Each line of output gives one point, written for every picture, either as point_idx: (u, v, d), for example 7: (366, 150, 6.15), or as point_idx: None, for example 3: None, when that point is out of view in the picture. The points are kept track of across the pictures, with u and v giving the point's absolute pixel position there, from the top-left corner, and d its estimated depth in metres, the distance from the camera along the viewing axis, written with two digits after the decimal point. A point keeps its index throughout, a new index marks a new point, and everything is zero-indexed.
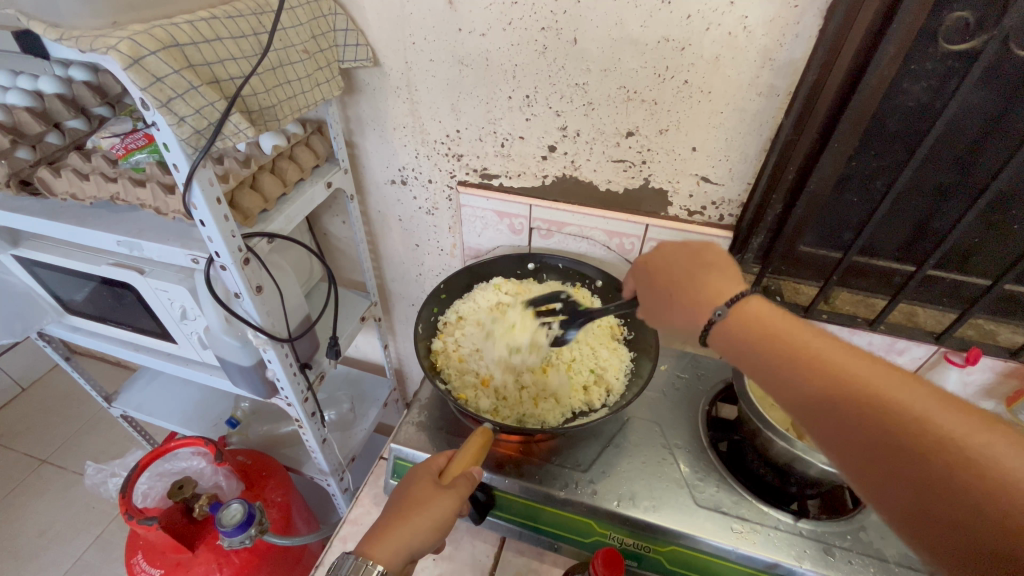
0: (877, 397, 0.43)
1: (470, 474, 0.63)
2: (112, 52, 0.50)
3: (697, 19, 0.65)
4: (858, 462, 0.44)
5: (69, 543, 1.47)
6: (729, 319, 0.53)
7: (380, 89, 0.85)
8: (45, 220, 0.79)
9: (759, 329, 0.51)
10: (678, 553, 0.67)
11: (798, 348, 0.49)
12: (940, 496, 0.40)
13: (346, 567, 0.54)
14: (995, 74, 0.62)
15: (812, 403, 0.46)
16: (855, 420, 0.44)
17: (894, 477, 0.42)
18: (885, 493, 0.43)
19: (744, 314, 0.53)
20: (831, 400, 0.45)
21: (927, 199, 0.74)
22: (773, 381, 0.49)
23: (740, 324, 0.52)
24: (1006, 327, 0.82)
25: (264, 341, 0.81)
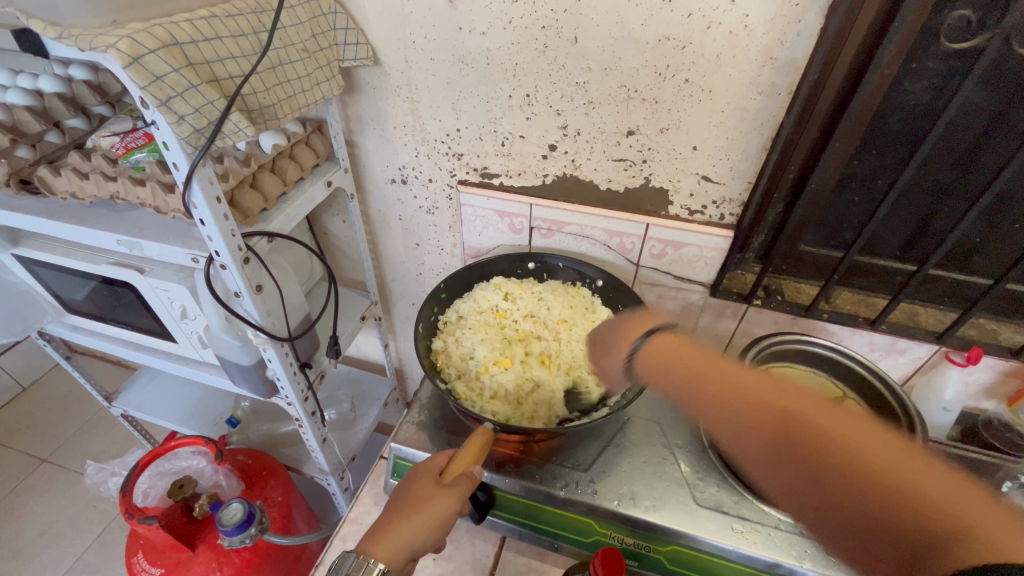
0: (784, 415, 0.54)
1: (470, 473, 0.63)
2: (111, 51, 0.50)
3: (698, 17, 0.64)
4: (781, 474, 0.52)
5: (69, 542, 1.47)
6: (661, 350, 0.66)
7: (380, 88, 0.85)
8: (45, 220, 0.79)
9: (687, 363, 0.63)
10: (678, 553, 0.67)
11: (717, 376, 0.61)
12: (847, 495, 0.48)
13: (346, 566, 0.54)
14: (997, 72, 0.61)
15: (739, 424, 0.56)
16: (773, 438, 0.54)
17: (806, 486, 0.50)
18: (803, 501, 0.50)
19: (667, 352, 0.65)
20: (742, 415, 0.56)
21: (928, 199, 0.73)
22: (705, 404, 0.60)
23: (661, 358, 0.65)
24: (1008, 326, 0.82)
25: (264, 341, 0.80)
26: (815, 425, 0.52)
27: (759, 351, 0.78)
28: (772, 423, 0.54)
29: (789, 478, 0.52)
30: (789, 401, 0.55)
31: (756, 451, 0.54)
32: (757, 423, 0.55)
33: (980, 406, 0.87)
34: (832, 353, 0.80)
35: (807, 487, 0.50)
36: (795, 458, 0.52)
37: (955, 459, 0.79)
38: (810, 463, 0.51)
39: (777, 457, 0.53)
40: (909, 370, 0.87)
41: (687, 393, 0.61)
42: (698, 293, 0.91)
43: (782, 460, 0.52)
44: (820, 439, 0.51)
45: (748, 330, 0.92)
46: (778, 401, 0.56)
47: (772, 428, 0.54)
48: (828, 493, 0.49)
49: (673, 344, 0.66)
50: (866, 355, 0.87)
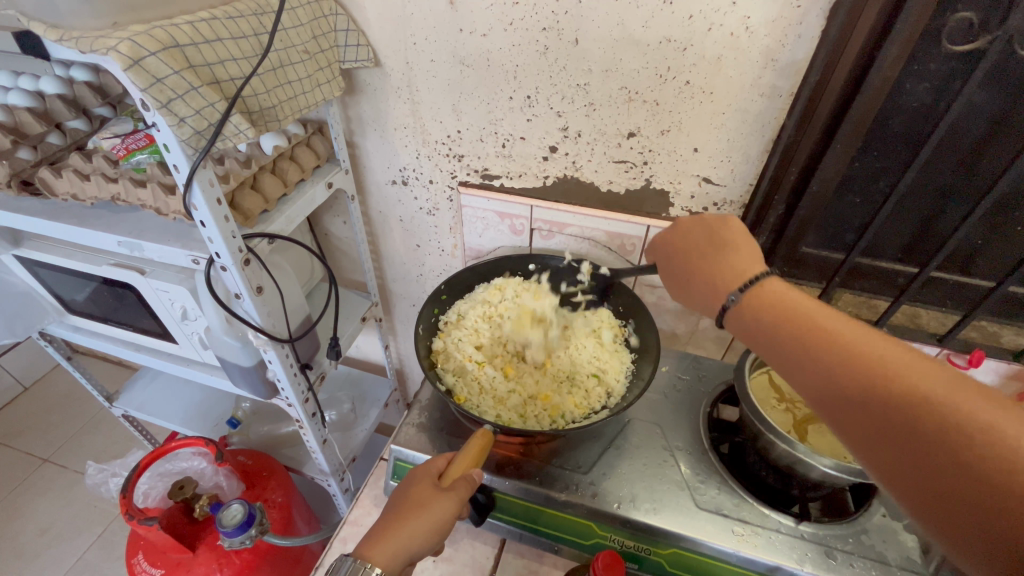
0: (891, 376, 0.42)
1: (470, 476, 0.63)
2: (112, 53, 0.50)
3: (700, 19, 0.64)
4: (876, 448, 0.42)
5: (70, 542, 1.47)
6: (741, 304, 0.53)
7: (381, 89, 0.85)
8: (46, 221, 0.79)
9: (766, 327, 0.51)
10: (678, 556, 0.66)
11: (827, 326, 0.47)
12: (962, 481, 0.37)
13: (344, 570, 0.54)
14: (1000, 74, 0.61)
15: (824, 380, 0.45)
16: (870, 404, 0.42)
17: (914, 463, 0.40)
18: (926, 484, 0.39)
19: (765, 298, 0.52)
20: (847, 372, 0.44)
21: (931, 200, 0.73)
22: (797, 359, 0.47)
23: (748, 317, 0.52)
24: (1010, 329, 0.81)
25: (264, 342, 0.80)
26: (926, 388, 0.40)
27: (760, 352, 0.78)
28: (871, 384, 0.42)
29: (886, 453, 0.41)
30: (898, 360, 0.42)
31: (841, 416, 0.44)
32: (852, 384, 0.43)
33: None
34: None
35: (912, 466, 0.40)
36: (894, 427, 0.41)
37: None
38: (910, 436, 0.40)
39: (878, 428, 0.42)
40: None
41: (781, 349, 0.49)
42: None
43: (885, 434, 0.41)
44: (925, 409, 0.39)
45: None
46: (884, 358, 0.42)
47: (873, 392, 0.42)
48: (935, 475, 0.39)
49: (782, 291, 0.52)
50: None
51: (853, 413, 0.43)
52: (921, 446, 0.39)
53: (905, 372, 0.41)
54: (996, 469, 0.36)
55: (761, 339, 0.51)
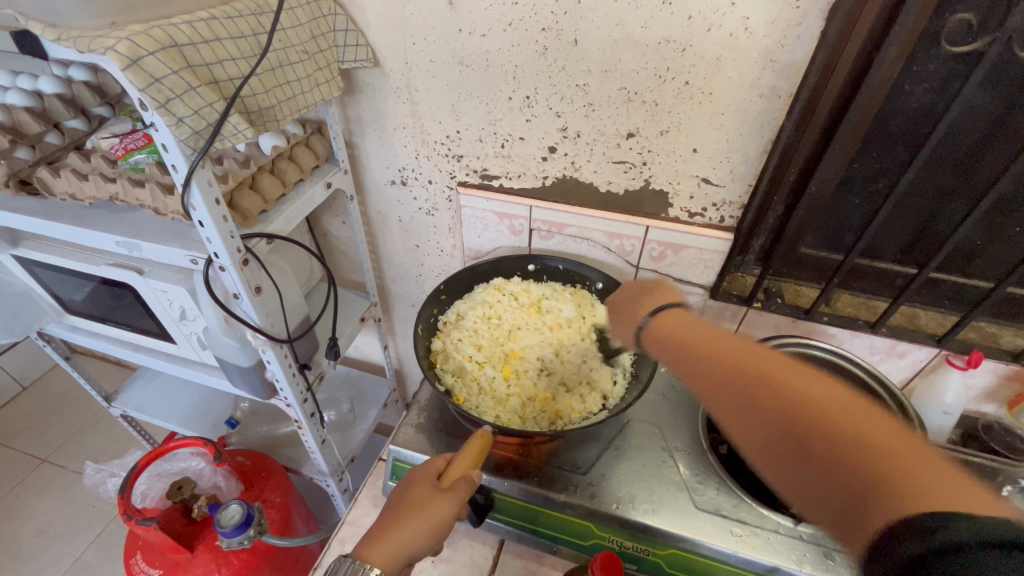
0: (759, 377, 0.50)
1: (469, 477, 0.63)
2: (111, 53, 0.50)
3: (699, 19, 0.64)
4: (768, 450, 0.46)
5: (69, 542, 1.47)
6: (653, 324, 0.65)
7: (380, 89, 0.85)
8: (44, 220, 0.79)
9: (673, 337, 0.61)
10: (677, 557, 0.66)
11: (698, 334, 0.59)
12: (839, 476, 0.41)
13: (342, 571, 0.53)
14: (999, 75, 0.61)
15: (735, 391, 0.50)
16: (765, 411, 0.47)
17: (805, 463, 0.43)
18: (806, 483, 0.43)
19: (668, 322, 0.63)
20: (729, 373, 0.52)
21: (930, 202, 0.73)
22: (703, 369, 0.54)
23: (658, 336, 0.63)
24: (1009, 330, 0.81)
25: (263, 342, 0.80)
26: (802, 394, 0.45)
27: None
28: (756, 387, 0.48)
29: (781, 455, 0.45)
30: (758, 361, 0.51)
31: (746, 423, 0.48)
32: (750, 389, 0.49)
33: (981, 409, 0.87)
34: (833, 357, 0.79)
35: (802, 467, 0.43)
36: (783, 432, 0.45)
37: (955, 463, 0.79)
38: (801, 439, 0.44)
39: (775, 433, 0.45)
40: (909, 372, 0.86)
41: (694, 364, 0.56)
42: (698, 295, 0.90)
43: (781, 438, 0.45)
44: (804, 416, 0.44)
45: (748, 332, 0.92)
46: (754, 362, 0.51)
47: (760, 394, 0.48)
48: (818, 471, 0.42)
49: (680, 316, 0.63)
50: (866, 358, 0.87)
51: (752, 419, 0.48)
52: (809, 447, 0.43)
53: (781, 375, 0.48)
54: (860, 463, 0.40)
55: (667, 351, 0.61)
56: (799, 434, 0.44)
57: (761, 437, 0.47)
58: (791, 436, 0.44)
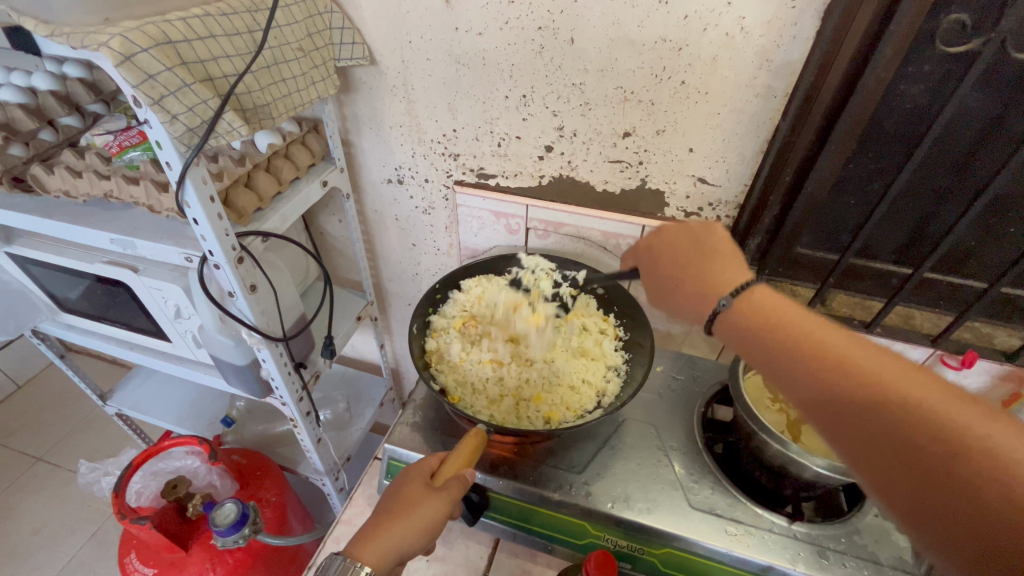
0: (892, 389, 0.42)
1: (463, 475, 0.63)
2: (104, 49, 0.49)
3: (695, 19, 0.64)
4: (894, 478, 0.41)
5: (64, 541, 1.46)
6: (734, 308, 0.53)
7: (377, 88, 0.85)
8: (37, 217, 0.78)
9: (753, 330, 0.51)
10: (672, 556, 0.66)
11: (789, 324, 0.49)
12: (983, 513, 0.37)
13: (333, 569, 0.54)
14: (993, 76, 0.61)
15: (850, 408, 0.43)
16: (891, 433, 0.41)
17: (935, 498, 0.39)
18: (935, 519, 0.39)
19: (749, 304, 0.52)
20: (840, 387, 0.43)
21: (925, 202, 0.73)
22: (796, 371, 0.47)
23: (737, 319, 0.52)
24: (1003, 330, 0.82)
25: (258, 340, 0.80)
26: (944, 418, 0.39)
27: None
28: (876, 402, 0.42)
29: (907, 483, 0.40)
30: (881, 372, 0.43)
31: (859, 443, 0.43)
32: (869, 410, 0.42)
33: None
34: None
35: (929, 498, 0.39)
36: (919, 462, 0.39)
37: None
38: (935, 469, 0.39)
39: (906, 463, 0.40)
40: None
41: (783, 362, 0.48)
42: None
43: (914, 465, 0.40)
44: (947, 441, 0.39)
45: None
46: (875, 370, 0.43)
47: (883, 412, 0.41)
48: (960, 506, 0.38)
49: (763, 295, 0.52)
50: None
51: (869, 440, 0.42)
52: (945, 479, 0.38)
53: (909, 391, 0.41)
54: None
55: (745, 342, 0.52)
56: (938, 467, 0.39)
57: (876, 458, 0.42)
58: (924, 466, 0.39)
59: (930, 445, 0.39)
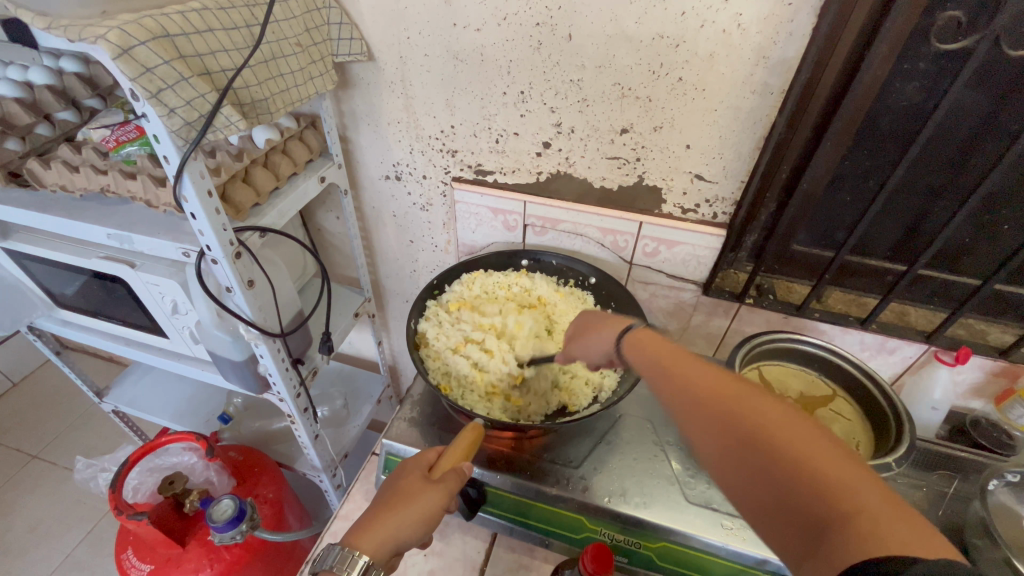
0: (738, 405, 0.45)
1: (459, 468, 0.63)
2: (101, 42, 0.49)
3: (692, 16, 0.65)
4: (733, 481, 0.44)
5: (60, 539, 1.46)
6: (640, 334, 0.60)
7: (374, 84, 0.85)
8: (33, 212, 0.78)
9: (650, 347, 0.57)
10: (668, 550, 0.67)
11: (680, 361, 0.53)
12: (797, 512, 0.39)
13: (330, 559, 0.54)
14: (987, 74, 0.62)
15: (705, 420, 0.47)
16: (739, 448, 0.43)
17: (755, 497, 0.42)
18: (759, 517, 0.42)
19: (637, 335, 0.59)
20: (700, 403, 0.48)
21: (919, 199, 0.74)
22: (678, 398, 0.50)
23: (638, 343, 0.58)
24: (996, 326, 0.82)
25: (256, 336, 0.80)
26: (778, 438, 0.42)
27: (751, 348, 0.78)
28: (731, 426, 0.44)
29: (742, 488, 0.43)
30: (726, 387, 0.47)
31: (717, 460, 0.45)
32: (714, 421, 0.46)
33: (969, 405, 0.88)
34: (824, 352, 0.80)
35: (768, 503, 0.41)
36: (743, 461, 0.43)
37: (943, 458, 0.80)
38: (766, 477, 0.41)
39: (739, 467, 0.43)
40: (898, 368, 0.87)
41: (671, 392, 0.51)
42: (691, 292, 0.91)
43: (745, 468, 0.43)
44: (763, 446, 0.42)
45: (740, 328, 0.93)
46: (722, 386, 0.47)
47: (735, 433, 0.44)
48: (777, 503, 0.41)
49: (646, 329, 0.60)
50: (857, 354, 0.87)
51: (713, 445, 0.46)
52: (776, 486, 0.41)
53: (744, 401, 0.45)
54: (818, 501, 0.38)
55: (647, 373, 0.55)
56: (764, 470, 0.42)
57: (728, 472, 0.44)
58: (761, 477, 0.42)
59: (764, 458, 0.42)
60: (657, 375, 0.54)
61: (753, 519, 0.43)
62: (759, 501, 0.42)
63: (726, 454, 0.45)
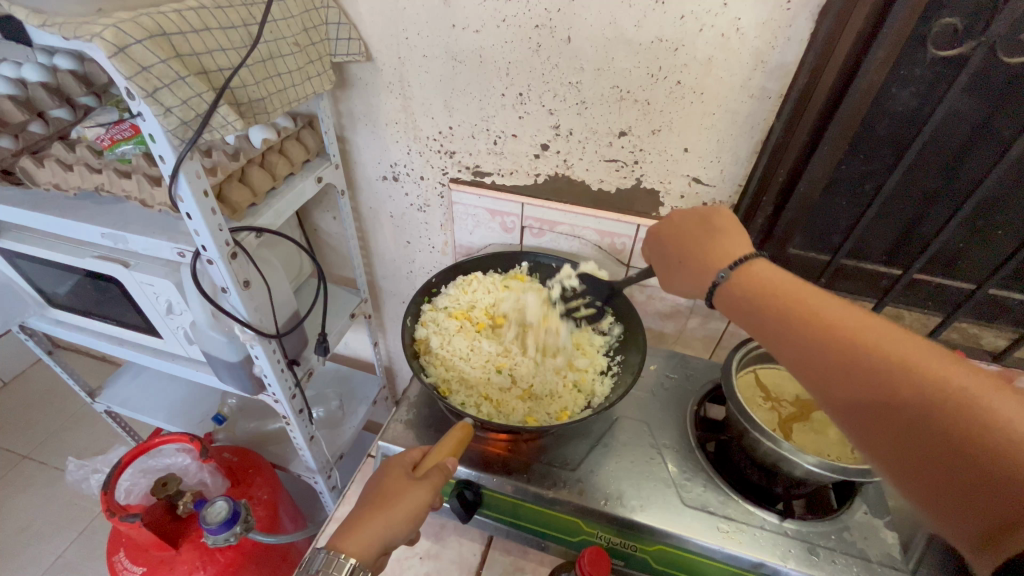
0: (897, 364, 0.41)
1: (445, 465, 0.62)
2: (97, 40, 0.49)
3: (692, 19, 0.65)
4: (904, 454, 0.40)
5: (50, 540, 1.44)
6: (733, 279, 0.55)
7: (372, 84, 0.85)
8: (26, 210, 0.77)
9: (758, 289, 0.53)
10: (665, 553, 0.67)
11: (781, 290, 0.51)
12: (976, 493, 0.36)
13: (317, 563, 0.54)
14: (982, 82, 0.63)
15: (874, 395, 0.42)
16: (884, 405, 0.41)
17: (943, 474, 0.38)
18: (925, 489, 0.39)
19: (744, 276, 0.55)
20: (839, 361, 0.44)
21: (916, 205, 0.74)
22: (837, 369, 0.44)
23: (737, 289, 0.54)
24: (989, 331, 0.83)
25: (251, 337, 0.79)
26: (952, 402, 0.38)
27: (748, 351, 0.78)
28: (903, 397, 0.40)
29: (922, 464, 0.39)
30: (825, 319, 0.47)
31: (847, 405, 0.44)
32: (866, 382, 0.42)
33: None
34: None
35: (909, 455, 0.40)
36: (917, 431, 0.39)
37: None
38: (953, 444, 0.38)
39: (924, 444, 0.39)
40: None
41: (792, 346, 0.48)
42: None
43: (935, 448, 0.39)
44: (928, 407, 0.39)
45: (737, 331, 0.93)
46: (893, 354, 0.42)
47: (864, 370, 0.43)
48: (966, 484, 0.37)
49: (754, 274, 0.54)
50: None
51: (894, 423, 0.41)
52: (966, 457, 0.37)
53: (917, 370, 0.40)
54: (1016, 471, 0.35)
55: (743, 310, 0.54)
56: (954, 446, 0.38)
57: (893, 438, 0.41)
58: (929, 445, 0.39)
59: (916, 413, 0.39)
60: (760, 322, 0.52)
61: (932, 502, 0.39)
62: (932, 479, 0.39)
63: (897, 435, 0.41)
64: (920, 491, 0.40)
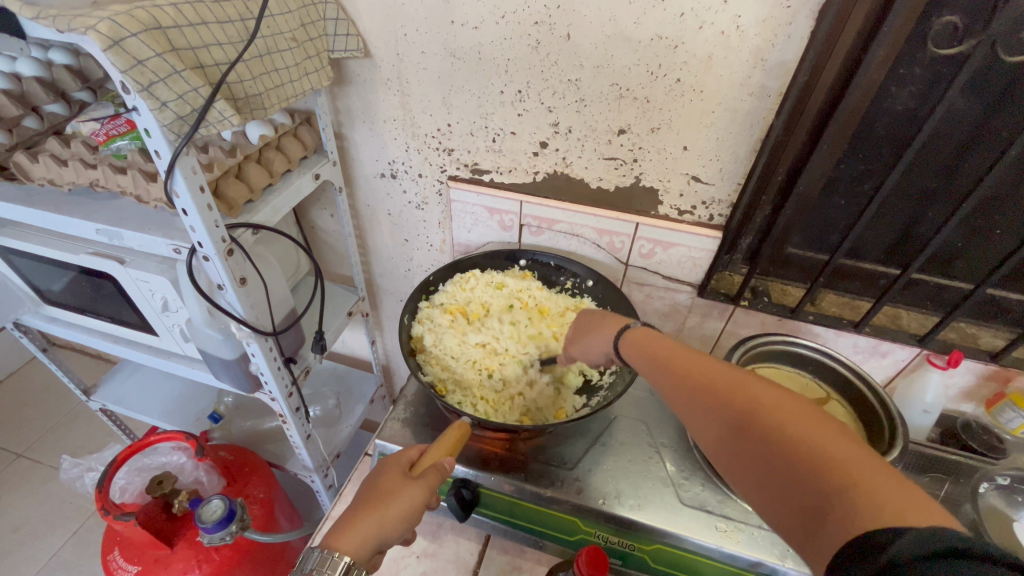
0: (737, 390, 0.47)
1: (441, 464, 0.62)
2: (91, 33, 0.48)
3: (691, 17, 0.64)
4: (748, 471, 0.43)
5: (44, 539, 1.43)
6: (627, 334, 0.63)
7: (370, 80, 0.84)
8: (20, 205, 0.77)
9: (647, 339, 0.60)
10: (663, 552, 0.67)
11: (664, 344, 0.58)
12: (795, 497, 0.39)
13: (310, 561, 0.53)
14: (981, 81, 0.62)
15: (727, 422, 0.46)
16: (733, 430, 0.45)
17: (775, 487, 0.41)
18: (767, 505, 0.42)
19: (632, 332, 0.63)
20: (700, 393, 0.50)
21: (914, 204, 0.74)
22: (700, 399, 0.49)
23: (629, 344, 0.62)
24: (987, 331, 0.83)
25: (248, 335, 0.78)
26: (773, 418, 0.43)
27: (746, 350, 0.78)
28: (743, 418, 0.45)
29: (760, 478, 0.42)
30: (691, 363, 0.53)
31: (700, 434, 0.49)
32: (718, 407, 0.47)
33: (960, 408, 0.88)
34: (818, 355, 0.80)
35: (751, 473, 0.43)
36: (756, 450, 0.43)
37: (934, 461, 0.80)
38: (777, 454, 0.41)
39: (760, 459, 0.42)
40: (891, 371, 0.87)
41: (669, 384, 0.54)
42: (686, 293, 0.91)
43: (767, 462, 0.42)
44: (756, 422, 0.44)
45: (735, 330, 0.93)
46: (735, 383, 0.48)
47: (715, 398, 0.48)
48: (791, 492, 0.40)
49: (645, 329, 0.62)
50: (850, 357, 0.88)
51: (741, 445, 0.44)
52: (787, 465, 0.40)
53: (752, 393, 0.46)
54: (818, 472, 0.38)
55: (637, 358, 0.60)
56: (778, 456, 0.41)
57: (738, 457, 0.44)
58: (761, 460, 0.42)
59: (754, 433, 0.43)
60: (648, 366, 0.58)
61: (774, 520, 0.41)
62: (770, 493, 0.41)
63: (743, 452, 0.44)
64: (765, 508, 0.42)
